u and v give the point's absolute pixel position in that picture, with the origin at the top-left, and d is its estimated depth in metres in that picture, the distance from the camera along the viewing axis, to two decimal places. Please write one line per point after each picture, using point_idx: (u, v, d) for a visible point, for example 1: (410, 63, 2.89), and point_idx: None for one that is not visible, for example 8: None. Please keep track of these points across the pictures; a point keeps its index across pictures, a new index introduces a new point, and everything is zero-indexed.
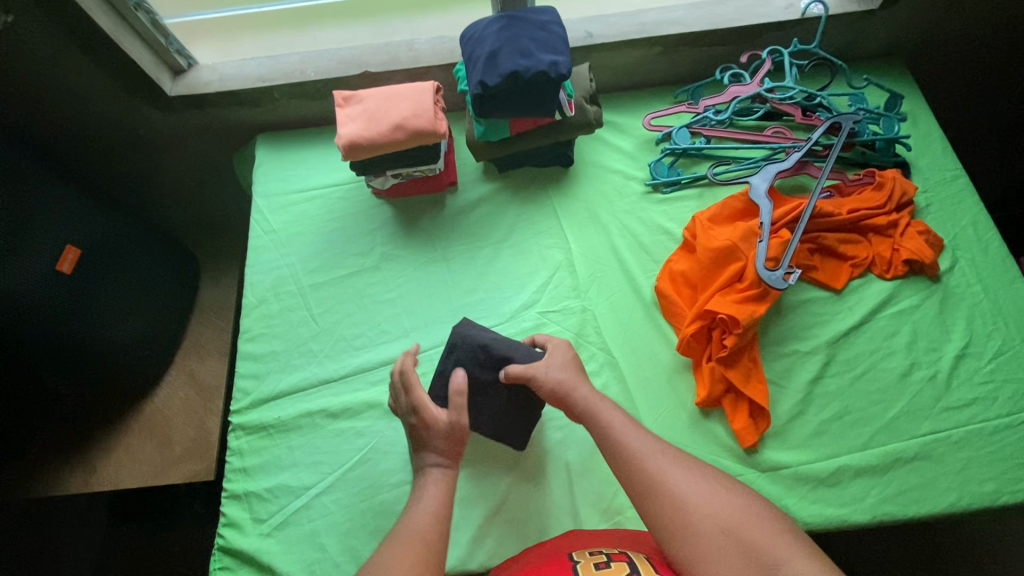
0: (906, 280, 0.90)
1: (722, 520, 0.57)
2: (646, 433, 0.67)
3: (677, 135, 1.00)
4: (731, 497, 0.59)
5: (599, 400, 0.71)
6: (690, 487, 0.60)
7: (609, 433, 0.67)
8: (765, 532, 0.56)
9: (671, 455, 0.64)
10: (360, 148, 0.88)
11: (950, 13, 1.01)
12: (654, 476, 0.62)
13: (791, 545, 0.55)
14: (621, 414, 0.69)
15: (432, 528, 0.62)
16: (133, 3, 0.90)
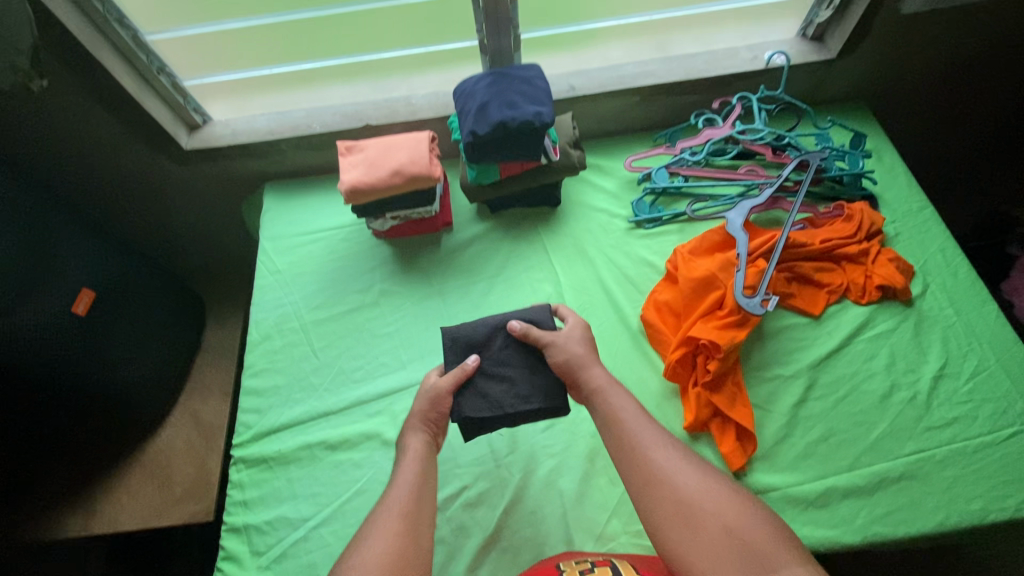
0: (881, 305, 0.94)
1: (725, 521, 0.59)
2: (656, 427, 0.69)
3: (656, 175, 1.07)
4: (734, 498, 0.61)
5: (609, 385, 0.73)
6: (695, 485, 0.62)
7: (619, 424, 0.69)
8: (766, 537, 0.57)
9: (679, 449, 0.67)
10: (360, 193, 0.95)
11: (905, 63, 1.10)
12: (660, 470, 0.64)
13: (790, 553, 0.56)
14: (632, 402, 0.72)
15: (412, 498, 0.66)
16: (156, 67, 0.99)
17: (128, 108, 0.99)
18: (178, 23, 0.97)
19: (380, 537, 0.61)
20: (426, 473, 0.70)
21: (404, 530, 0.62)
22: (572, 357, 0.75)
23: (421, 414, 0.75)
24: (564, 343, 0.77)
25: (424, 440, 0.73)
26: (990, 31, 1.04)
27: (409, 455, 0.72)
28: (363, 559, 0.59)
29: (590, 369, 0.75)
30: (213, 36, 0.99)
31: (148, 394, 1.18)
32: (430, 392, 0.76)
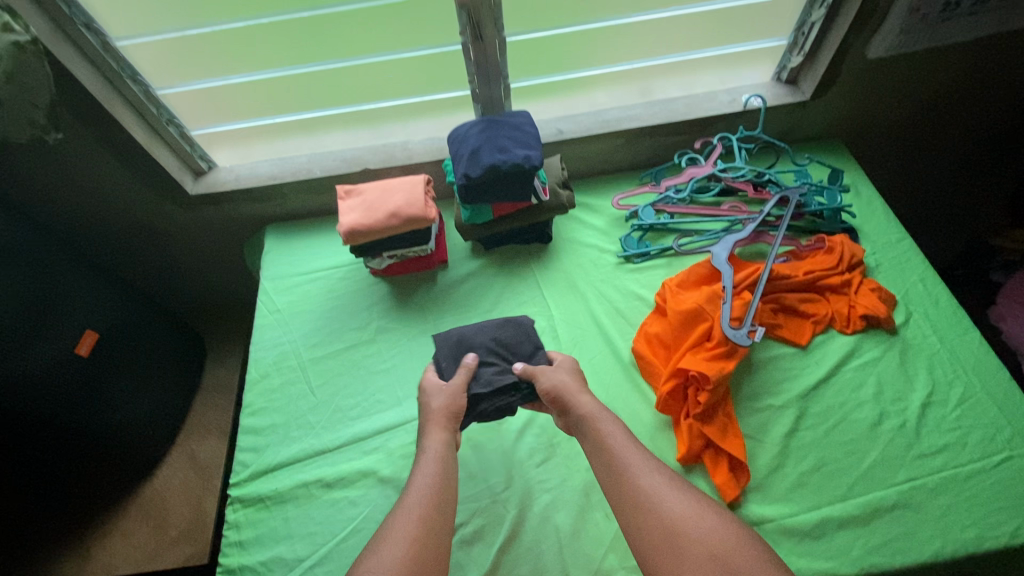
0: (866, 335, 0.96)
1: (710, 546, 0.60)
2: (644, 452, 0.73)
3: (643, 212, 1.12)
4: (720, 523, 0.62)
5: (600, 411, 0.78)
6: (682, 509, 0.64)
7: (611, 450, 0.73)
8: (749, 562, 0.58)
9: (667, 474, 0.69)
10: (359, 234, 0.99)
11: (877, 103, 1.15)
12: (647, 494, 0.66)
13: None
14: (621, 427, 0.76)
15: (430, 502, 0.69)
16: (166, 119, 1.04)
17: (138, 157, 1.03)
18: (186, 80, 1.02)
19: (400, 537, 0.64)
20: (446, 473, 0.73)
21: (421, 533, 0.65)
22: (557, 386, 0.81)
23: (432, 413, 0.80)
24: (555, 373, 0.83)
25: (443, 440, 0.77)
26: (955, 72, 1.10)
27: (429, 457, 0.75)
28: (384, 558, 0.62)
29: (579, 399, 0.80)
30: (219, 90, 1.04)
31: (145, 433, 1.18)
32: (443, 393, 0.83)
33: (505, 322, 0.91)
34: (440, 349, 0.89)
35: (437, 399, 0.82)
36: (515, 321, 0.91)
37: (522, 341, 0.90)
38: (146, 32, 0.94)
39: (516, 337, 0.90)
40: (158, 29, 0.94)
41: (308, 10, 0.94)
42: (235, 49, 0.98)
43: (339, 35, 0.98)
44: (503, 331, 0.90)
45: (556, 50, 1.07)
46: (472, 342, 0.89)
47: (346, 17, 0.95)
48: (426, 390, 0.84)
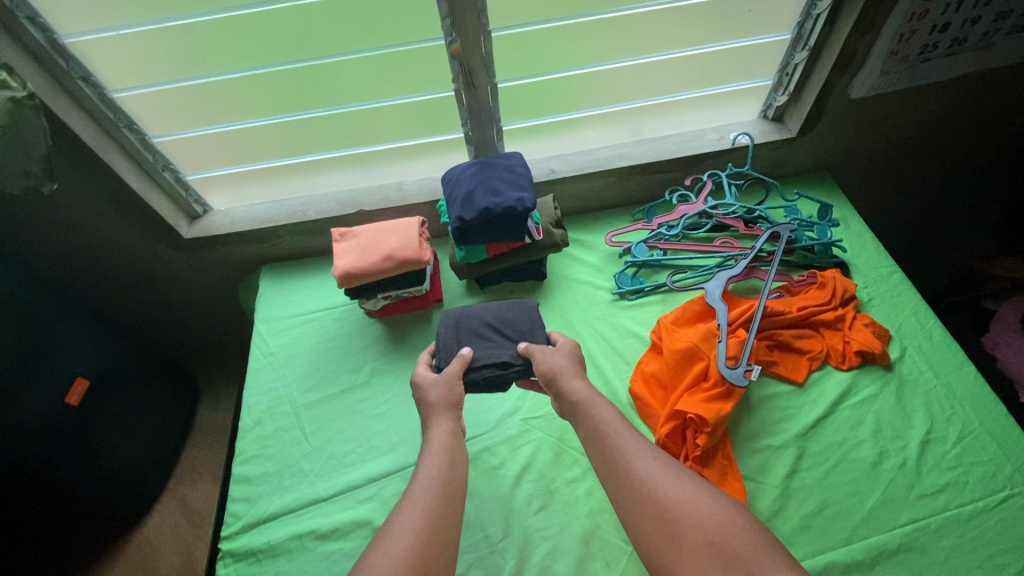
0: (862, 370, 0.96)
1: (706, 532, 0.61)
2: (639, 438, 0.74)
3: (636, 249, 1.12)
4: (717, 509, 0.63)
5: (596, 398, 0.80)
6: (677, 495, 0.66)
7: (606, 438, 0.75)
8: (746, 546, 0.59)
9: (662, 461, 0.71)
10: (353, 277, 0.98)
11: (860, 139, 1.18)
12: (643, 482, 0.68)
13: (775, 562, 0.57)
14: (615, 413, 0.78)
15: (435, 496, 0.70)
16: (161, 165, 1.05)
17: (133, 205, 1.03)
18: (182, 127, 1.03)
19: (405, 530, 0.66)
20: (452, 462, 0.75)
21: (427, 527, 0.66)
22: (553, 367, 0.84)
23: (430, 404, 0.83)
24: (551, 355, 0.87)
25: (445, 432, 0.80)
26: (937, 107, 1.12)
27: (434, 447, 0.77)
28: (389, 551, 0.63)
29: (573, 381, 0.82)
30: (215, 137, 1.05)
31: (135, 477, 1.17)
32: (438, 385, 0.85)
33: (508, 306, 0.96)
34: (442, 327, 0.94)
35: (433, 392, 0.84)
36: (520, 305, 0.96)
37: (523, 324, 0.94)
38: (143, 84, 0.95)
39: (518, 320, 0.94)
40: (154, 81, 0.95)
41: (304, 61, 0.95)
42: (232, 99, 0.99)
43: (333, 83, 0.99)
44: (506, 313, 0.95)
45: (545, 94, 1.09)
46: (473, 321, 0.94)
47: (340, 67, 0.97)
48: (423, 381, 0.87)
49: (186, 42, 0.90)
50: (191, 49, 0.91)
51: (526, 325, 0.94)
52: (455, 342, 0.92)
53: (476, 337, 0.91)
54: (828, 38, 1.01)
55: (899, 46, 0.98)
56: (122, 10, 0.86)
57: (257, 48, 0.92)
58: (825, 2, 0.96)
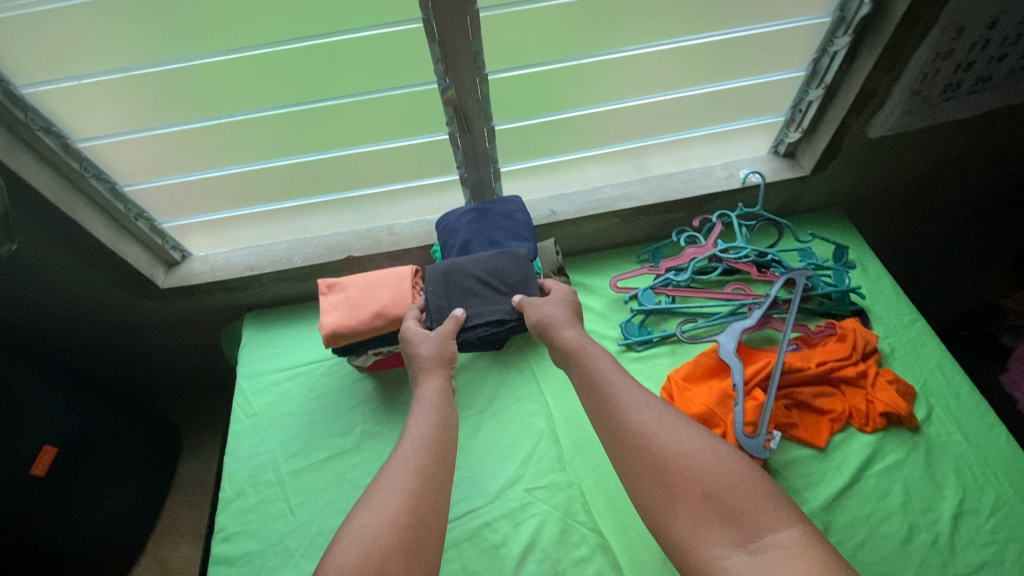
0: (887, 432, 0.90)
1: (704, 485, 0.64)
2: (636, 392, 0.77)
3: (643, 296, 1.06)
4: (715, 461, 0.66)
5: (587, 348, 0.84)
6: (676, 448, 0.68)
7: (602, 390, 0.78)
8: (746, 499, 0.62)
9: (657, 412, 0.73)
10: (341, 336, 0.92)
11: (876, 177, 1.11)
12: (641, 435, 0.71)
13: (776, 516, 0.60)
14: (607, 363, 0.82)
15: (427, 454, 0.72)
16: (134, 214, 0.97)
17: (103, 259, 0.95)
18: (155, 175, 0.95)
19: (401, 486, 0.67)
20: (443, 421, 0.78)
21: (417, 485, 0.68)
22: (547, 317, 0.88)
23: (422, 360, 0.85)
24: (545, 307, 0.90)
25: (437, 389, 0.82)
26: (957, 143, 1.06)
27: (423, 405, 0.80)
28: (383, 508, 0.65)
29: (564, 330, 0.87)
30: (191, 185, 0.97)
31: (114, 540, 1.09)
32: (431, 341, 0.87)
33: (497, 256, 0.95)
34: (429, 282, 0.93)
35: (425, 347, 0.86)
36: (508, 255, 0.95)
37: (513, 274, 0.94)
38: (111, 133, 0.88)
39: (507, 271, 0.94)
40: (121, 130, 0.88)
41: (284, 107, 0.88)
42: (209, 145, 0.92)
43: (320, 128, 0.92)
44: (495, 263, 0.94)
45: (545, 135, 1.02)
46: (461, 278, 0.93)
47: (326, 113, 0.89)
48: (414, 339, 0.88)
49: (154, 89, 0.83)
50: (162, 98, 0.84)
51: (515, 275, 0.94)
52: (444, 301, 0.92)
53: (467, 295, 0.93)
54: (846, 76, 0.95)
55: (921, 85, 0.92)
56: (81, 58, 0.78)
57: (236, 94, 0.85)
58: (844, 40, 0.90)
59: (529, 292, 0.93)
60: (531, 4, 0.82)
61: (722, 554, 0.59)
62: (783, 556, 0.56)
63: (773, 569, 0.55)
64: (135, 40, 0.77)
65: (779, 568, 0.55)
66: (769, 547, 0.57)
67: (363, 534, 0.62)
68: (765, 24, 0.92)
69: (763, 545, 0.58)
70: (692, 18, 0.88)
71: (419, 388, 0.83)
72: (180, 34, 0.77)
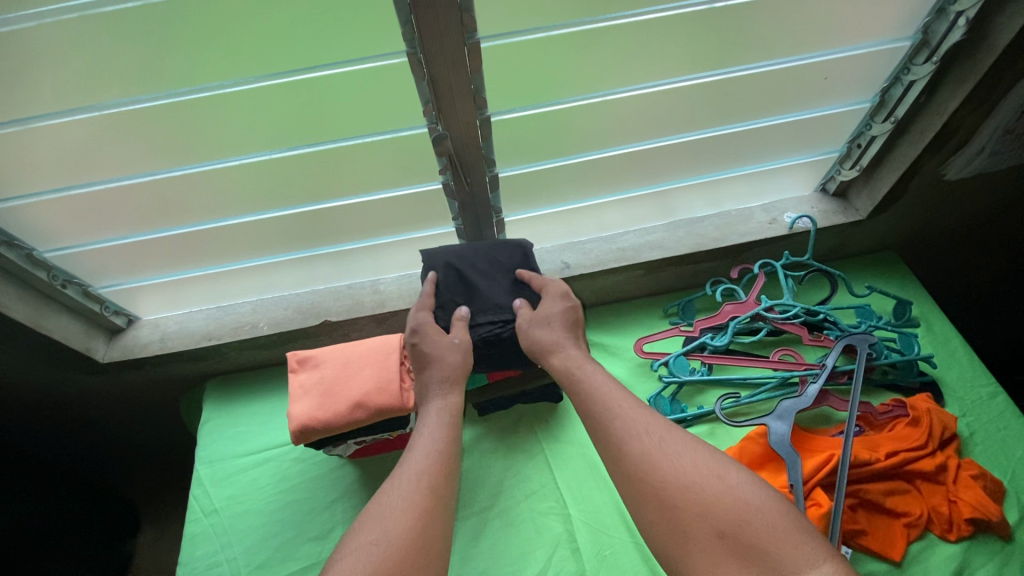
0: (974, 540, 0.75)
1: (716, 521, 0.53)
2: (638, 408, 0.66)
3: (674, 364, 0.89)
4: (733, 488, 0.55)
5: (584, 363, 0.73)
6: (678, 479, 0.57)
7: (598, 413, 0.66)
8: (769, 534, 0.51)
9: (658, 437, 0.61)
10: (313, 430, 0.76)
11: (943, 219, 0.95)
12: (644, 460, 0.60)
13: (804, 553, 0.49)
14: (600, 375, 0.71)
15: (434, 479, 0.61)
16: (61, 282, 0.81)
17: (23, 337, 0.79)
18: (88, 236, 0.80)
19: (388, 517, 0.57)
20: (454, 437, 0.67)
21: (430, 505, 0.58)
22: (539, 342, 0.75)
23: (449, 369, 0.72)
24: (537, 326, 0.77)
25: (456, 399, 0.71)
26: None
27: (436, 415, 0.69)
28: (362, 544, 0.54)
29: (553, 356, 0.74)
30: (132, 247, 0.82)
31: None
32: (455, 349, 0.75)
33: (499, 244, 0.84)
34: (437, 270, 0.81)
35: (450, 356, 0.74)
36: (514, 243, 0.84)
37: (519, 264, 0.84)
38: (24, 193, 0.72)
39: (512, 262, 0.84)
40: (36, 189, 0.72)
41: (238, 158, 0.73)
42: (152, 203, 0.76)
43: (288, 180, 0.76)
44: (498, 253, 0.84)
45: (557, 179, 0.86)
46: (465, 269, 0.81)
47: (291, 162, 0.74)
48: (434, 343, 0.75)
49: (71, 143, 0.67)
50: (86, 150, 0.68)
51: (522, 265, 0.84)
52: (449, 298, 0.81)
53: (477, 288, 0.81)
54: (920, 109, 0.80)
55: (1017, 123, 0.77)
56: None
57: (183, 145, 0.69)
58: (925, 68, 0.74)
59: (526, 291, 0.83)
60: (544, 32, 0.66)
61: None
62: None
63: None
64: (36, 84, 0.61)
65: None
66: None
67: (371, 553, 0.53)
68: (823, 52, 0.76)
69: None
70: (732, 48, 0.73)
71: (434, 398, 0.71)
72: (97, 76, 0.61)
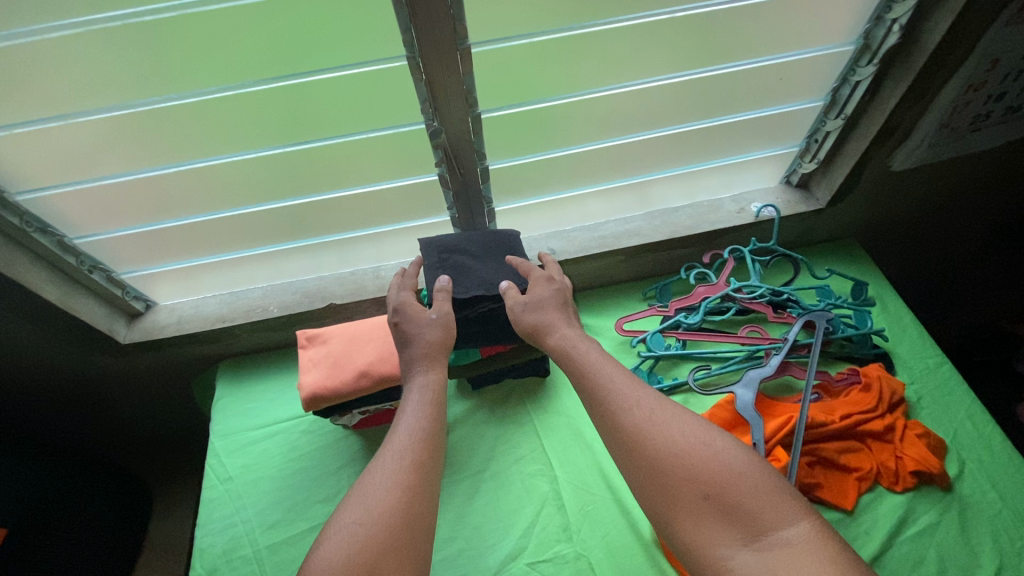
0: (918, 491, 0.83)
1: (702, 484, 0.59)
2: (629, 386, 0.72)
3: (651, 340, 0.98)
4: (715, 455, 0.61)
5: (572, 343, 0.79)
6: (668, 447, 0.63)
7: (593, 389, 0.73)
8: (750, 494, 0.58)
9: (648, 409, 0.68)
10: (322, 398, 0.83)
11: (895, 207, 1.04)
12: (634, 432, 0.66)
13: (784, 511, 0.56)
14: (593, 352, 0.78)
15: (420, 450, 0.68)
16: (88, 267, 0.89)
17: (53, 318, 0.86)
18: (111, 225, 0.87)
19: (375, 490, 0.62)
20: (435, 414, 0.73)
21: (410, 483, 0.64)
22: (535, 322, 0.82)
23: (428, 345, 0.79)
24: (532, 309, 0.83)
25: (435, 375, 0.77)
26: (979, 173, 0.99)
27: (420, 393, 0.75)
28: (372, 508, 0.60)
29: (550, 336, 0.81)
30: (154, 234, 0.89)
31: None
32: (433, 325, 0.81)
33: (489, 233, 0.92)
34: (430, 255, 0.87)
35: (429, 332, 0.80)
36: (504, 234, 0.93)
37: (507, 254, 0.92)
38: (54, 184, 0.79)
39: (501, 250, 0.92)
40: (67, 180, 0.79)
41: (255, 152, 0.80)
42: (174, 193, 0.84)
43: (298, 173, 0.84)
44: (489, 241, 0.91)
45: (543, 171, 0.94)
46: (460, 252, 0.89)
47: (300, 156, 0.82)
48: (413, 319, 0.81)
49: (101, 138, 0.74)
50: (115, 144, 0.75)
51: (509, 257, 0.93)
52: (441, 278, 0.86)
53: (470, 269, 0.88)
54: (867, 107, 0.89)
55: (950, 117, 0.86)
56: (12, 112, 0.69)
57: (203, 139, 0.77)
58: (868, 70, 0.84)
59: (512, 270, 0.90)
60: (528, 38, 0.74)
61: (728, 554, 0.56)
62: (792, 555, 0.53)
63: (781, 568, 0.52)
64: (75, 85, 0.68)
65: (790, 567, 0.52)
66: (776, 545, 0.54)
67: (352, 532, 0.58)
68: (776, 56, 0.85)
69: (769, 544, 0.54)
70: (695, 52, 0.82)
71: (417, 375, 0.77)
72: (127, 76, 0.68)
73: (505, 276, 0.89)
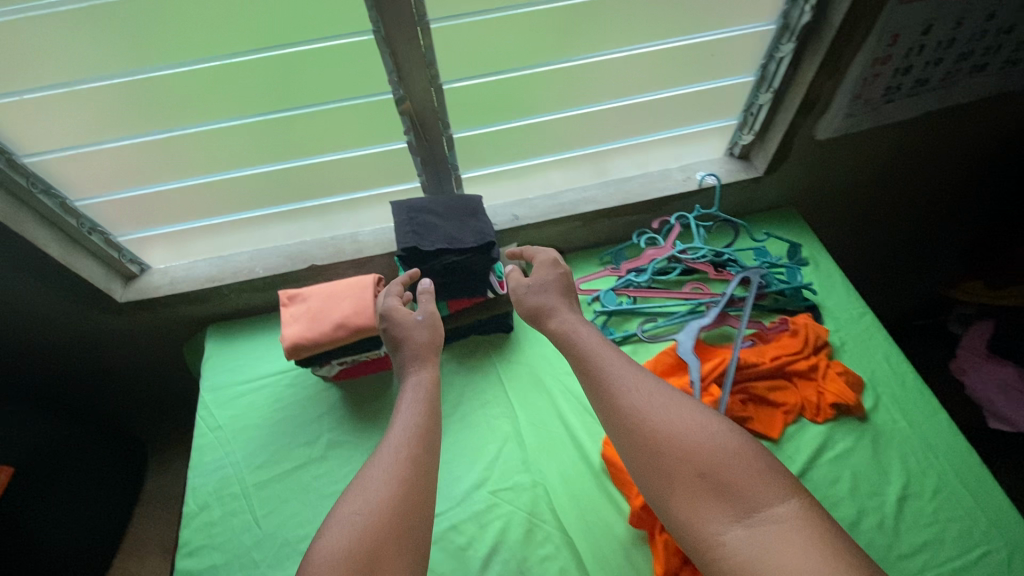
0: (838, 422, 0.94)
1: (697, 464, 0.62)
2: (631, 371, 0.74)
3: (604, 297, 1.08)
4: (710, 437, 0.63)
5: (574, 331, 0.81)
6: (666, 430, 0.65)
7: (593, 373, 0.75)
8: (743, 475, 0.60)
9: (646, 391, 0.70)
10: (303, 347, 0.92)
11: (826, 175, 1.15)
12: (633, 414, 0.68)
13: (775, 490, 0.59)
14: (597, 339, 0.80)
15: (416, 442, 0.70)
16: (87, 229, 0.97)
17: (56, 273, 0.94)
18: (109, 189, 0.95)
19: (378, 485, 0.65)
20: (430, 409, 0.76)
21: (408, 475, 0.67)
22: (537, 305, 0.87)
23: (419, 345, 0.83)
24: (536, 291, 0.88)
25: (428, 372, 0.80)
26: (901, 143, 1.10)
27: (415, 390, 0.78)
28: (371, 496, 0.64)
29: (552, 320, 0.85)
30: (148, 197, 0.97)
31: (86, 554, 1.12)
32: (422, 326, 0.85)
33: (455, 197, 1.02)
34: (398, 216, 0.97)
35: (419, 333, 0.84)
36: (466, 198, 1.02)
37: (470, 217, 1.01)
38: (58, 147, 0.87)
39: (464, 211, 1.01)
40: (70, 144, 0.87)
41: (240, 119, 0.89)
42: (167, 158, 0.92)
43: (280, 139, 0.93)
44: (453, 203, 1.01)
45: (504, 140, 1.04)
46: (426, 212, 0.98)
47: (280, 123, 0.90)
48: (402, 322, 0.85)
49: (99, 104, 0.83)
50: (113, 110, 0.84)
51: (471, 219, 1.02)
52: (408, 233, 0.96)
53: (435, 227, 0.97)
54: (792, 80, 0.99)
55: (862, 89, 0.96)
56: (22, 77, 0.77)
57: (194, 106, 0.86)
58: (788, 46, 0.94)
59: (473, 227, 0.99)
60: (482, 15, 0.84)
61: (720, 530, 0.58)
62: (783, 532, 0.55)
63: (773, 548, 0.54)
64: (79, 53, 0.77)
65: (778, 543, 0.54)
66: (769, 521, 0.57)
67: (353, 521, 0.62)
68: (711, 32, 0.95)
69: (758, 521, 0.57)
70: (637, 28, 0.91)
71: (411, 373, 0.80)
72: (125, 45, 0.77)
73: (466, 232, 0.98)
